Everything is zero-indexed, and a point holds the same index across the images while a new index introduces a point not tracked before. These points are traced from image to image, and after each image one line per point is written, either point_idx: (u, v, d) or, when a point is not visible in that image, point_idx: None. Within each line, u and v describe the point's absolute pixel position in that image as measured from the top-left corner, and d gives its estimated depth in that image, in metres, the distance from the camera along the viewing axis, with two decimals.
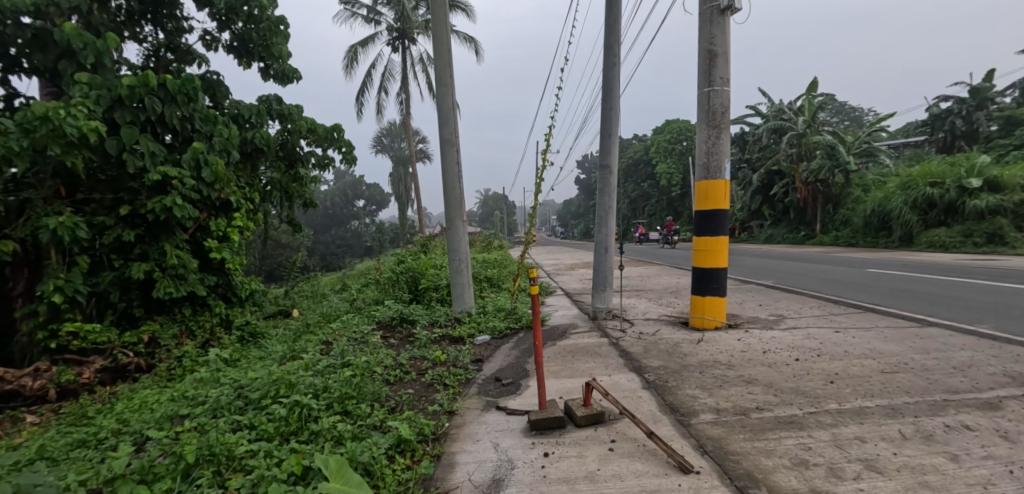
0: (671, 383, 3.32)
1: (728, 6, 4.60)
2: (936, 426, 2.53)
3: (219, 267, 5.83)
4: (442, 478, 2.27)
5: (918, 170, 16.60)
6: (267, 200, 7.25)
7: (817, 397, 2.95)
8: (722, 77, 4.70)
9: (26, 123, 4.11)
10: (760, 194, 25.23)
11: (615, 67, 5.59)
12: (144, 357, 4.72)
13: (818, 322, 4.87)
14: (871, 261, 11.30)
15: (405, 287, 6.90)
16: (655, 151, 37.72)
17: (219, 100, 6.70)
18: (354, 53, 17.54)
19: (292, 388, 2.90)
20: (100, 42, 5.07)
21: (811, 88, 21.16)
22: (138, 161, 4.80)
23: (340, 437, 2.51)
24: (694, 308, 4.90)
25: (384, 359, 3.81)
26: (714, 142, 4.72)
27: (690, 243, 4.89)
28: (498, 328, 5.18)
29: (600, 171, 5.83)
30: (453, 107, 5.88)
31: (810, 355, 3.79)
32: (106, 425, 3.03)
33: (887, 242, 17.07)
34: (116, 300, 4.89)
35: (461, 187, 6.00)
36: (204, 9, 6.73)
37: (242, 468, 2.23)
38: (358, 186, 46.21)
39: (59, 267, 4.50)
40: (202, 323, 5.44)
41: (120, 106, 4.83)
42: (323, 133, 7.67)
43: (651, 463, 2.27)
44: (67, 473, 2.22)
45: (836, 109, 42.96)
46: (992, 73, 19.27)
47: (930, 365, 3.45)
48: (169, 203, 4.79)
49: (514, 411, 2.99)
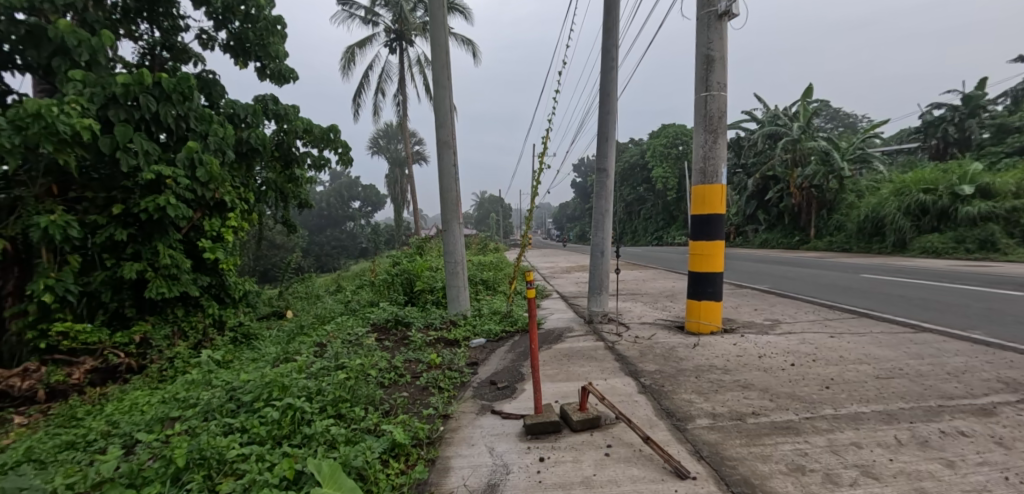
0: (668, 388, 3.31)
1: (726, 11, 4.61)
2: (932, 432, 2.53)
3: (212, 267, 5.78)
4: (437, 482, 2.24)
5: (912, 176, 16.71)
6: (262, 200, 7.16)
7: (813, 402, 2.95)
8: (719, 82, 4.71)
9: (18, 120, 4.05)
10: (755, 199, 25.34)
11: (613, 70, 5.61)
12: (136, 357, 4.66)
13: (813, 327, 4.88)
14: (849, 262, 13.05)
15: (400, 289, 6.86)
16: (652, 155, 37.83)
17: (214, 99, 6.64)
18: (349, 54, 17.43)
19: (285, 391, 2.86)
20: (95, 40, 5.02)
21: (807, 94, 21.28)
22: (132, 159, 4.75)
23: (333, 441, 2.47)
24: (690, 312, 4.89)
25: (378, 361, 3.79)
26: (712, 147, 4.71)
27: (687, 247, 4.88)
28: (493, 331, 5.17)
29: (597, 174, 5.79)
30: (450, 109, 5.88)
31: (806, 360, 3.79)
32: (95, 427, 2.99)
33: (880, 247, 17.14)
34: (108, 300, 4.83)
35: (457, 189, 5.95)
36: (200, 8, 6.72)
37: (233, 472, 2.18)
38: (353, 187, 46.10)
39: (50, 266, 4.46)
40: (195, 324, 5.40)
41: (115, 103, 4.78)
42: (318, 133, 7.67)
43: (647, 468, 2.25)
44: (54, 476, 2.18)
45: (832, 114, 43.11)
46: (984, 81, 19.52)
47: (924, 370, 3.46)
48: (163, 202, 4.76)
49: (509, 415, 2.97)
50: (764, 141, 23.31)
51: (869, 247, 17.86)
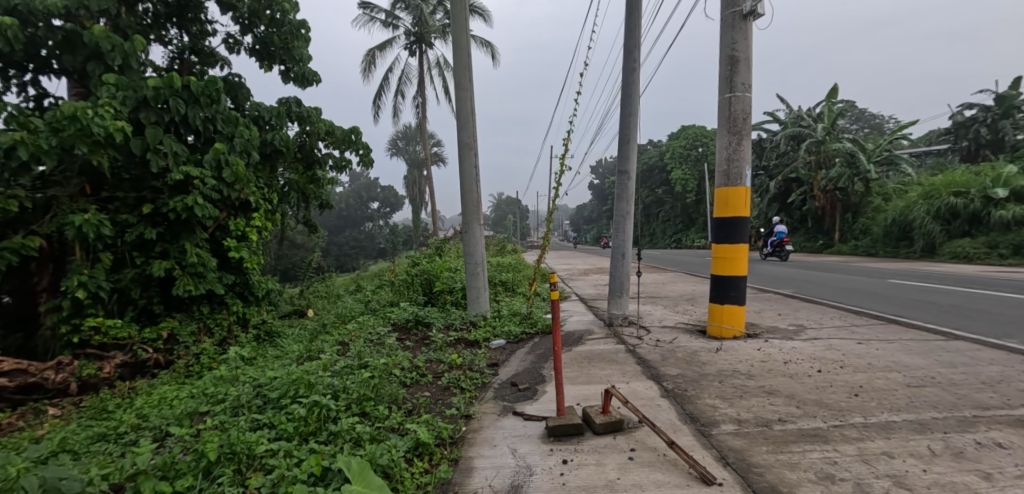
0: (691, 392, 3.27)
1: (751, 11, 4.55)
2: (967, 443, 2.45)
3: (237, 266, 5.91)
4: (461, 482, 2.25)
5: (941, 179, 16.22)
6: (285, 201, 7.32)
7: (841, 410, 2.89)
8: (743, 83, 4.65)
9: (55, 122, 4.21)
10: (777, 202, 24.91)
11: (635, 71, 5.58)
12: (163, 353, 4.80)
13: (841, 333, 4.77)
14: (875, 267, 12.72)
15: (420, 289, 6.91)
16: (671, 157, 37.42)
17: (240, 102, 6.80)
18: (370, 56, 17.67)
19: (311, 388, 2.90)
20: (128, 45, 5.19)
21: (832, 95, 20.83)
22: (161, 160, 4.89)
23: (359, 439, 2.50)
24: (713, 316, 4.82)
25: (401, 361, 3.83)
26: (736, 148, 4.64)
27: (709, 250, 4.82)
28: (514, 332, 5.17)
29: (618, 176, 5.74)
30: (472, 112, 5.91)
31: (833, 367, 3.70)
32: (126, 420, 3.09)
33: (908, 252, 16.66)
34: (137, 297, 4.96)
35: (478, 191, 5.99)
36: (227, 13, 6.90)
37: (262, 467, 2.23)
38: (372, 188, 46.69)
39: (83, 263, 4.62)
40: (220, 321, 5.53)
41: (146, 106, 4.93)
42: (340, 135, 7.80)
43: (673, 474, 2.23)
44: (90, 467, 2.25)
45: (858, 115, 42.07)
46: (1019, 80, 18.82)
47: (958, 380, 3.35)
48: (190, 202, 4.88)
49: (531, 416, 2.97)
50: (786, 143, 22.90)
51: (896, 251, 17.37)
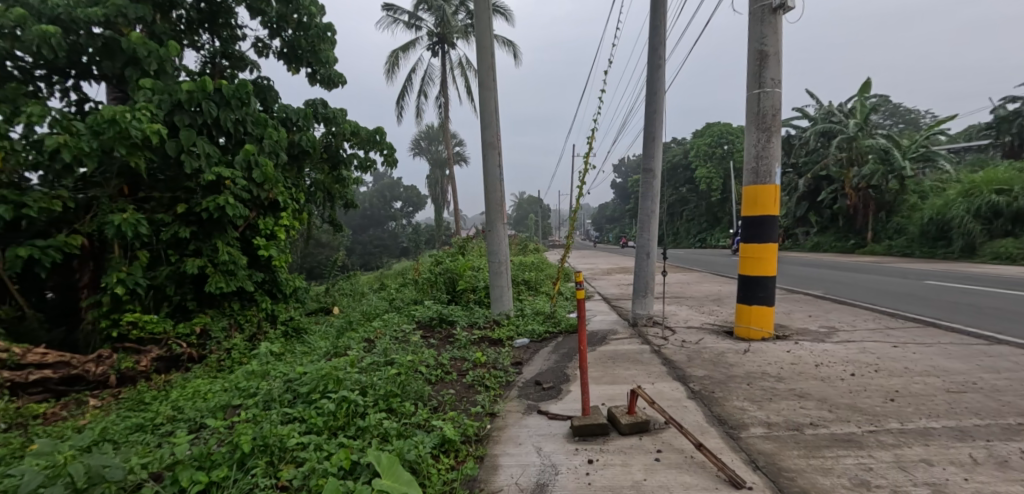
0: (718, 394, 3.21)
1: (781, 4, 4.44)
2: (1012, 452, 2.34)
3: (266, 264, 6.07)
4: (486, 480, 2.26)
5: (982, 176, 15.52)
6: (312, 201, 7.49)
7: (877, 415, 2.80)
8: (773, 78, 4.54)
9: (96, 126, 4.39)
10: (806, 201, 24.23)
11: (659, 68, 5.51)
12: (196, 347, 4.98)
13: (875, 336, 4.61)
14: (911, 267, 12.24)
15: (443, 287, 6.96)
16: (695, 155, 36.77)
17: (269, 104, 6.97)
18: (393, 57, 17.87)
19: (340, 384, 2.96)
20: (163, 50, 5.38)
21: (864, 89, 20.15)
22: (195, 161, 5.05)
23: (386, 434, 2.54)
24: (740, 317, 4.73)
25: (426, 358, 3.87)
26: (765, 146, 4.54)
27: (737, 250, 4.73)
28: (537, 332, 5.16)
29: (643, 174, 5.67)
30: (496, 111, 5.93)
31: (867, 371, 3.59)
32: (162, 411, 3.21)
33: (946, 252, 15.99)
34: (172, 294, 5.14)
35: (501, 189, 6.00)
36: (257, 18, 7.08)
37: (293, 460, 2.29)
38: (395, 188, 47.24)
39: (121, 261, 4.81)
40: (250, 317, 5.69)
41: (180, 109, 5.10)
42: (365, 135, 7.92)
43: (700, 476, 2.19)
44: (130, 455, 2.34)
45: (892, 111, 40.56)
46: None
47: (1001, 386, 3.20)
48: (222, 202, 5.04)
49: (556, 415, 2.97)
50: (816, 140, 22.25)
51: (933, 251, 16.69)
